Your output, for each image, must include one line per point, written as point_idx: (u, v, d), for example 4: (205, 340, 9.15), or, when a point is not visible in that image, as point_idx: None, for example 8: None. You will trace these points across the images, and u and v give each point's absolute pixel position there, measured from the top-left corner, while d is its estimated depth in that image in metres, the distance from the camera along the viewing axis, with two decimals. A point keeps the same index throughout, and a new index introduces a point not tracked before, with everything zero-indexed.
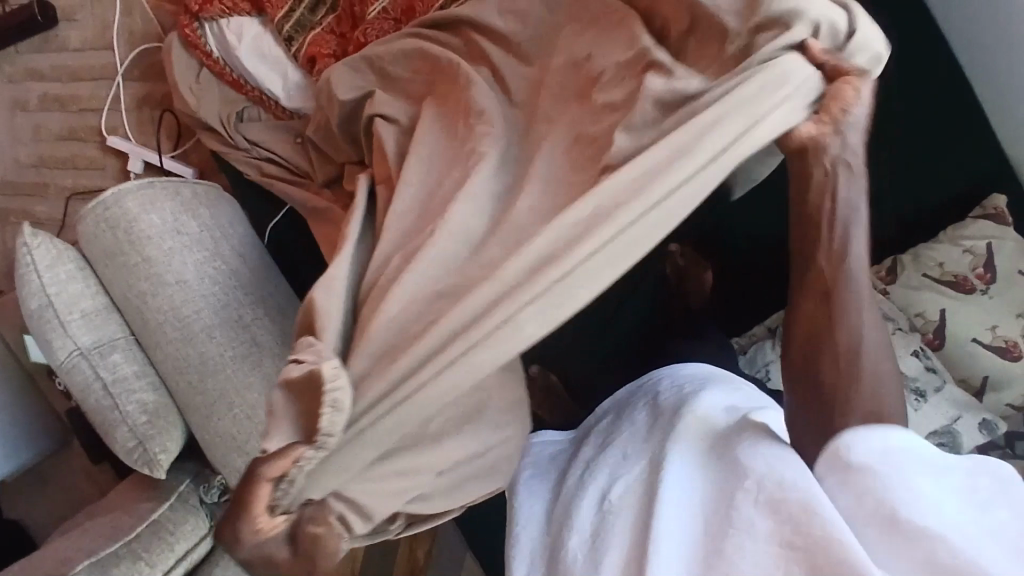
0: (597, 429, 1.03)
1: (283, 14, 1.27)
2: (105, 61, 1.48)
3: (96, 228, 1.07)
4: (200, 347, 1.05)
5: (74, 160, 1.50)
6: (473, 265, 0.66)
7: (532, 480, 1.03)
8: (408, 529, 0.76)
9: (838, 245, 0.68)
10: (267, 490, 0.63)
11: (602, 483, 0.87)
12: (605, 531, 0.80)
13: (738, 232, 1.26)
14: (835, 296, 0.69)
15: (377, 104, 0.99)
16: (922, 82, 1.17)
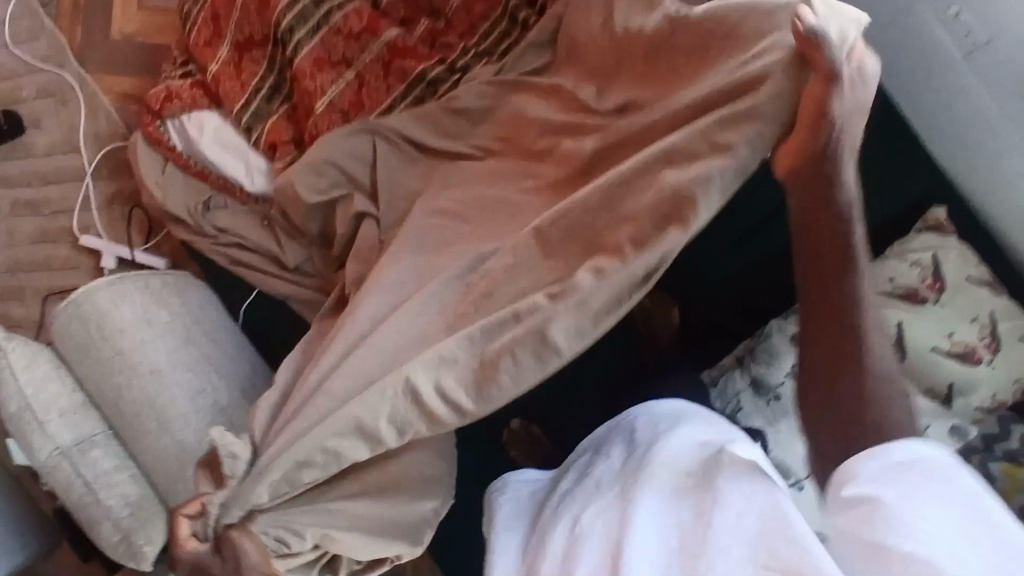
0: (575, 464, 1.01)
1: (241, 106, 1.33)
2: (74, 163, 1.53)
3: (70, 325, 1.10)
4: (178, 436, 1.07)
5: (48, 261, 1.52)
6: (392, 358, 0.86)
7: (509, 514, 1.02)
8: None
9: (842, 242, 0.74)
10: (184, 524, 0.90)
11: (576, 510, 0.88)
12: (577, 552, 0.80)
13: (706, 263, 1.27)
14: (838, 302, 0.75)
15: (358, 205, 1.22)
16: None
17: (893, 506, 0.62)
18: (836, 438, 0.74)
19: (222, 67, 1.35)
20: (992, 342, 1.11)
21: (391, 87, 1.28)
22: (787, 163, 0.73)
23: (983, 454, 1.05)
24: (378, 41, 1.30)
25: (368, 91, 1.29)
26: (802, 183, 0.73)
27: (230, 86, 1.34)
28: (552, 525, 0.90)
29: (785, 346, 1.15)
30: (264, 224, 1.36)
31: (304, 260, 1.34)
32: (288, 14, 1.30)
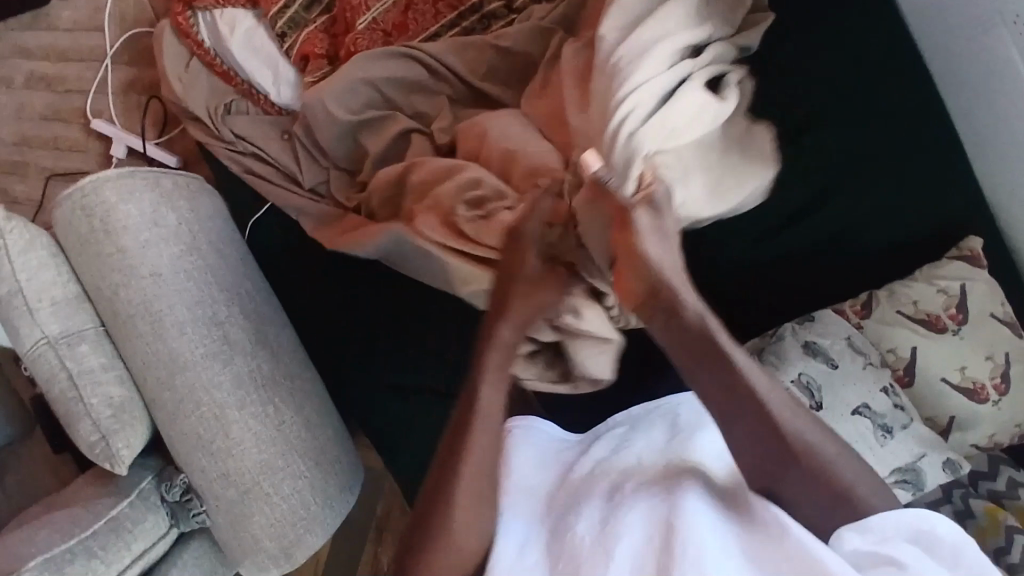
0: (607, 430, 0.98)
1: (278, 10, 1.26)
2: (95, 43, 1.46)
3: (71, 214, 1.06)
4: (171, 343, 1.05)
5: (57, 141, 1.47)
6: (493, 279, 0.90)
7: (533, 467, 0.96)
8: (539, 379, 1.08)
9: (726, 354, 0.79)
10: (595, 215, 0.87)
11: (614, 483, 0.87)
12: (619, 524, 0.79)
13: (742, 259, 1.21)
14: (740, 390, 0.79)
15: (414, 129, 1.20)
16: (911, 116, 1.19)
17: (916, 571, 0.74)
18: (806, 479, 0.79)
19: None
20: (1001, 382, 1.09)
21: (440, 15, 1.22)
22: (631, 301, 0.80)
23: (968, 487, 1.12)
24: None
25: (415, 15, 1.22)
26: (660, 322, 0.79)
27: None
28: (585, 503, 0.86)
29: (794, 352, 1.11)
30: (284, 137, 1.31)
31: (321, 182, 1.30)
32: None
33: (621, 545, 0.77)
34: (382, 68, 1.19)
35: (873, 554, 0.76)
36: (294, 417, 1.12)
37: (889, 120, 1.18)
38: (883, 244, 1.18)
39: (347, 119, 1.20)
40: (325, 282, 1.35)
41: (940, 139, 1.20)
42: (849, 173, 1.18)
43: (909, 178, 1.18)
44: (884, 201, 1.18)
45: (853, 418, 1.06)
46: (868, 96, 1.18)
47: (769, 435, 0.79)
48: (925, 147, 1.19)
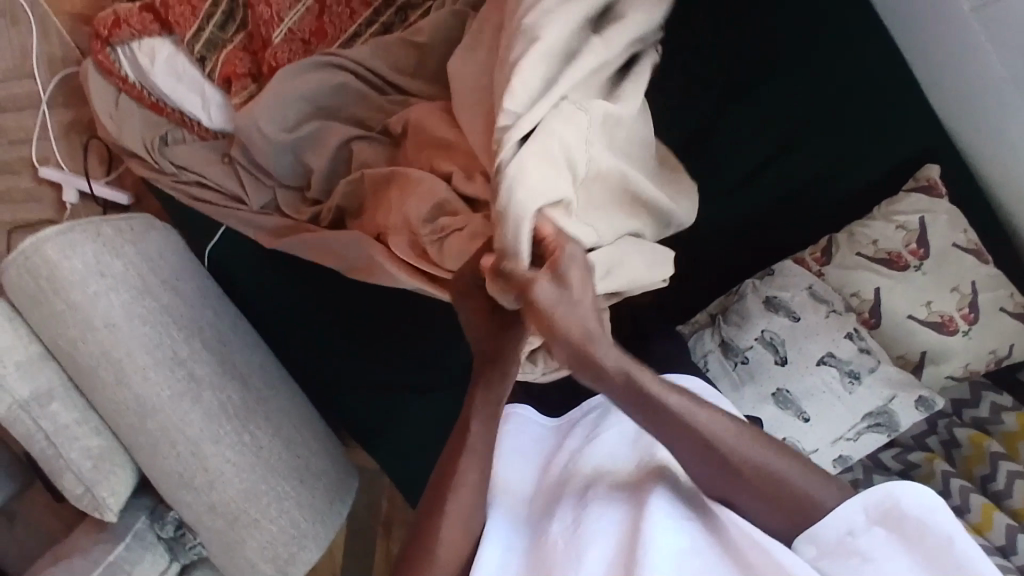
0: (579, 423, 0.94)
1: (194, 34, 1.23)
2: (27, 89, 1.44)
3: (17, 276, 1.05)
4: (136, 390, 1.06)
5: (8, 193, 1.46)
6: None
7: (508, 470, 0.91)
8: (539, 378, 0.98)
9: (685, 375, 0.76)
10: None
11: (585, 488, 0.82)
12: (586, 538, 0.75)
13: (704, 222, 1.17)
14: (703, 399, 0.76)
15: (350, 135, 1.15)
16: (855, 48, 1.15)
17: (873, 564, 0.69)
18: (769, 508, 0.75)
19: None
20: (970, 312, 1.07)
21: (356, 13, 1.18)
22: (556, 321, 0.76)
23: (953, 418, 1.17)
24: None
25: (330, 18, 1.18)
26: (619, 394, 0.75)
27: (181, 11, 1.22)
28: (558, 512, 0.81)
29: (755, 309, 1.10)
30: (225, 160, 1.29)
31: (268, 200, 1.29)
32: None
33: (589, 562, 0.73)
34: (306, 78, 1.16)
35: (836, 548, 0.72)
36: (271, 439, 1.15)
37: (829, 51, 1.14)
38: (838, 181, 1.16)
39: (284, 137, 1.17)
40: (288, 298, 1.34)
41: (891, 62, 1.15)
42: (792, 119, 1.15)
43: (856, 110, 1.15)
44: (832, 137, 1.15)
45: (818, 369, 1.05)
46: (804, 31, 1.14)
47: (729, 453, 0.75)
48: (872, 72, 1.15)
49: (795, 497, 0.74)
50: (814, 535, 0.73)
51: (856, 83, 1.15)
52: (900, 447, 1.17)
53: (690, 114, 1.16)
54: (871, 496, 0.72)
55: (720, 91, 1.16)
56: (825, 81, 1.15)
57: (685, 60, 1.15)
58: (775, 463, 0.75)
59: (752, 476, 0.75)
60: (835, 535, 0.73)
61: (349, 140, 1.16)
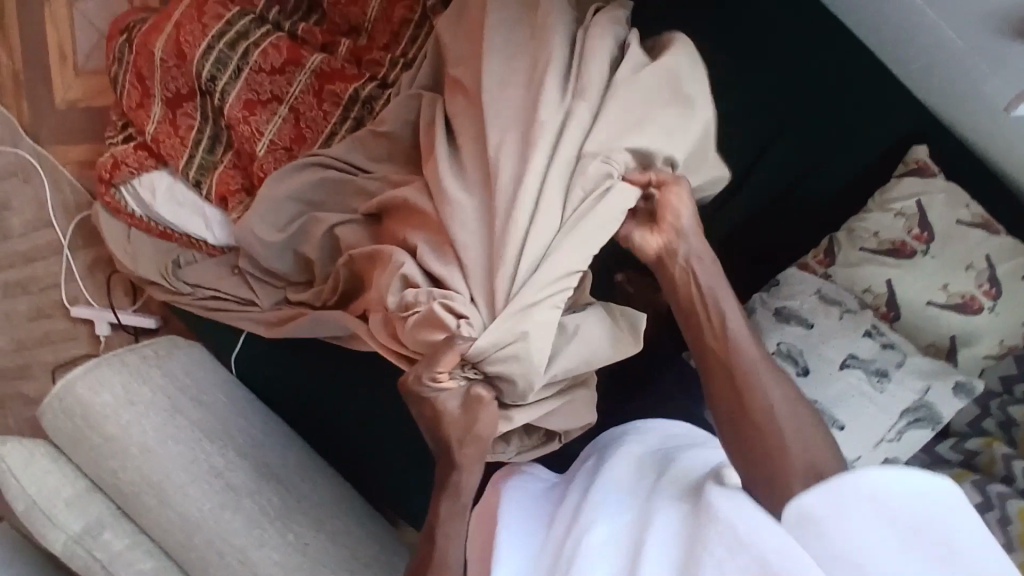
0: (582, 472, 0.96)
1: (186, 162, 1.28)
2: (50, 238, 1.54)
3: (56, 419, 1.11)
4: (178, 507, 1.10)
5: (49, 336, 1.56)
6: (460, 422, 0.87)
7: (519, 496, 0.96)
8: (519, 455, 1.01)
9: (717, 325, 0.85)
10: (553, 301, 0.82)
11: (585, 517, 0.82)
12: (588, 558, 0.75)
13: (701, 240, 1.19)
14: (735, 359, 0.85)
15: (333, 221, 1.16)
16: (818, 47, 1.14)
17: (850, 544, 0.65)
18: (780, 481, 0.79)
19: (157, 126, 1.28)
20: (991, 287, 1.03)
21: (329, 113, 1.21)
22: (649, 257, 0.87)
23: (1006, 398, 1.09)
24: (303, 71, 1.20)
25: (307, 121, 1.22)
26: (677, 279, 0.86)
27: (171, 144, 1.28)
28: (566, 526, 0.84)
29: (768, 323, 1.07)
30: (234, 272, 1.35)
31: (278, 299, 1.32)
32: (206, 62, 1.20)
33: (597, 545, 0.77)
34: (292, 181, 1.20)
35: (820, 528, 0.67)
36: (316, 536, 1.16)
37: (796, 59, 1.14)
38: (827, 177, 1.15)
39: (276, 239, 1.21)
40: (313, 392, 1.37)
41: (859, 59, 1.14)
42: (772, 125, 1.15)
43: (834, 108, 1.14)
44: (813, 136, 1.15)
45: (843, 373, 1.02)
46: (767, 41, 1.14)
47: (740, 394, 0.84)
48: (843, 70, 1.14)
49: (792, 441, 0.81)
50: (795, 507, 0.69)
51: (830, 83, 1.14)
52: (954, 436, 1.12)
53: None
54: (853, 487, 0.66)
55: None
56: (799, 86, 1.14)
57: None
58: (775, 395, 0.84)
59: (754, 409, 0.83)
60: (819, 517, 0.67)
61: (332, 226, 1.17)
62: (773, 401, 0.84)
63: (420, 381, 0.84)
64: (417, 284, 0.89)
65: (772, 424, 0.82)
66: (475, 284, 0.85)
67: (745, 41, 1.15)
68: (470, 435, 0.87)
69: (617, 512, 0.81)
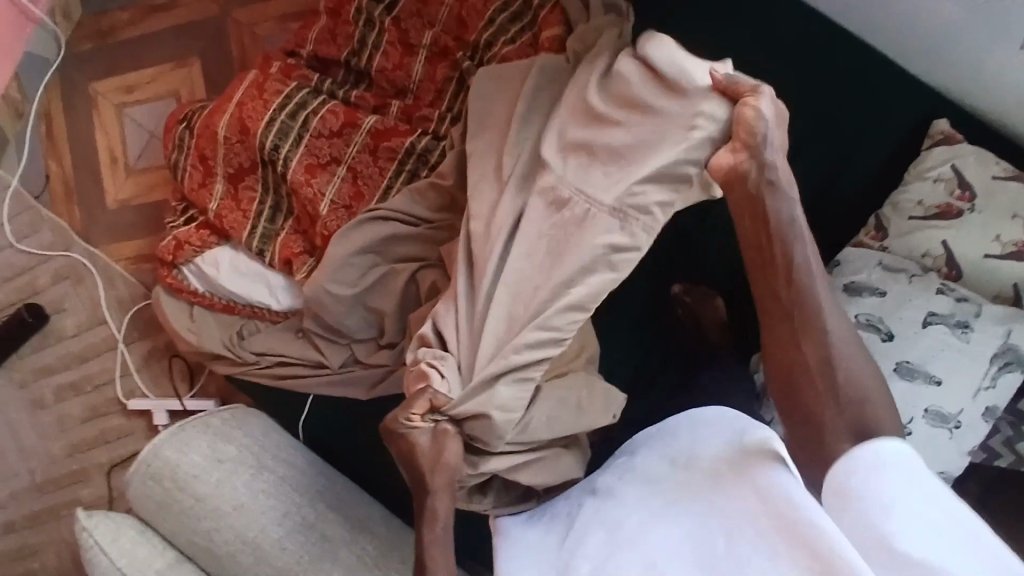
0: (599, 476, 0.92)
1: (248, 233, 1.34)
2: (104, 334, 1.55)
3: (145, 486, 1.09)
4: (278, 562, 1.06)
5: (104, 435, 1.54)
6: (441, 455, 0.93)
7: (525, 529, 0.93)
8: (496, 510, 1.02)
9: (782, 255, 0.83)
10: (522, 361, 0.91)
11: (610, 525, 0.81)
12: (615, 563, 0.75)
13: None
14: (795, 282, 0.82)
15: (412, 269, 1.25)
16: (829, 50, 1.24)
17: (874, 501, 0.67)
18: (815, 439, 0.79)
19: (221, 202, 1.36)
20: None
21: (385, 169, 1.29)
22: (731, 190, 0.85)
23: None
24: (359, 131, 1.29)
25: (364, 179, 1.29)
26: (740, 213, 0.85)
27: (234, 217, 1.35)
28: (589, 536, 0.82)
29: (840, 300, 1.11)
30: (299, 336, 1.36)
31: (347, 357, 1.34)
32: (269, 134, 1.29)
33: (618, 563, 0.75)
34: (357, 235, 1.26)
35: (846, 488, 0.71)
36: None
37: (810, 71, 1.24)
38: (856, 175, 1.23)
39: (351, 292, 1.26)
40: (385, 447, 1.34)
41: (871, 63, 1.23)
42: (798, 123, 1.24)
43: (852, 104, 1.23)
44: (836, 137, 1.24)
45: (928, 330, 1.05)
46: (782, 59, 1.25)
47: (790, 319, 0.83)
48: (855, 68, 1.23)
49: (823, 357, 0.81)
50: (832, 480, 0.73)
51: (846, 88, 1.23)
52: None
53: None
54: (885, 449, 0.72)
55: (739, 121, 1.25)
56: (817, 94, 1.24)
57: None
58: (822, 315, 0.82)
59: (804, 333, 0.82)
60: (846, 476, 0.72)
61: (413, 273, 1.25)
62: (829, 330, 0.82)
63: (395, 420, 0.93)
64: (429, 342, 0.98)
65: (823, 347, 0.81)
66: (466, 348, 0.95)
67: (758, 55, 1.25)
68: (440, 465, 0.92)
69: (635, 519, 0.79)
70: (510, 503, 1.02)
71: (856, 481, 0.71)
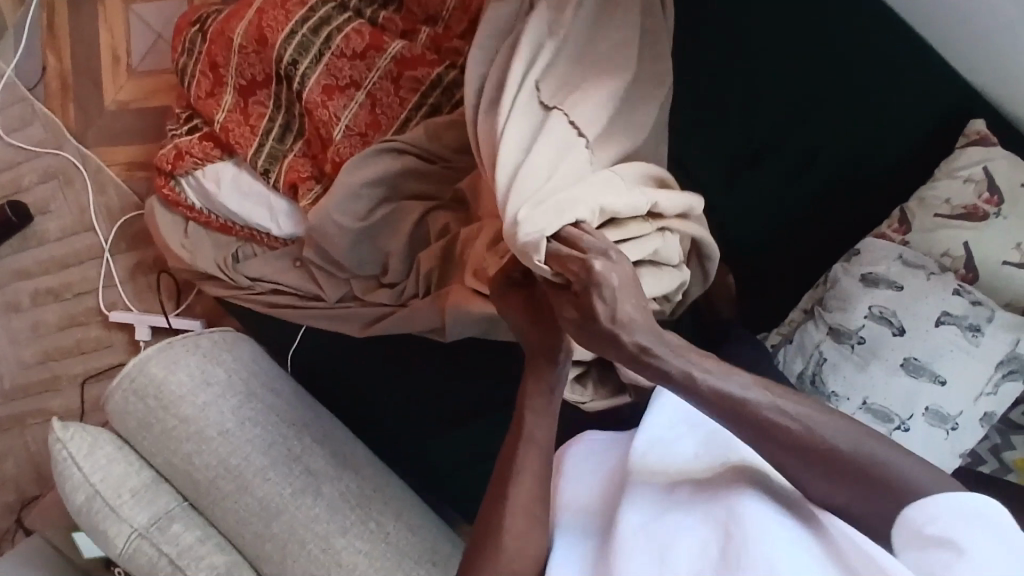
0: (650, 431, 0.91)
1: (255, 151, 1.28)
2: (89, 242, 1.49)
3: (126, 402, 1.05)
4: (257, 493, 1.04)
5: (79, 345, 1.49)
6: None
7: (579, 475, 0.93)
8: (591, 403, 1.03)
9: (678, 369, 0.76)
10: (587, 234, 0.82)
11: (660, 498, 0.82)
12: (667, 537, 0.77)
13: (776, 208, 1.24)
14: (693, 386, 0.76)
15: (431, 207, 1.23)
16: (882, 30, 1.19)
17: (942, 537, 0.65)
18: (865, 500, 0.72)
19: (228, 114, 1.30)
20: None
21: (405, 100, 1.24)
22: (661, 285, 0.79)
23: None
24: (383, 56, 1.23)
25: (383, 108, 1.24)
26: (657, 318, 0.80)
27: (241, 132, 1.29)
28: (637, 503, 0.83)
29: (856, 290, 1.10)
30: (297, 265, 1.32)
31: (345, 292, 1.31)
32: (288, 47, 1.23)
33: (669, 532, 0.77)
34: (369, 168, 1.21)
35: (924, 537, 0.67)
36: (395, 525, 1.10)
37: (861, 48, 1.18)
38: (884, 162, 1.21)
39: (357, 226, 1.22)
40: (372, 387, 1.32)
41: (927, 51, 1.19)
42: (836, 105, 1.20)
43: (895, 90, 1.20)
44: (872, 122, 1.21)
45: (940, 330, 1.04)
46: (841, 30, 1.18)
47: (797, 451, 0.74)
48: (901, 55, 1.19)
49: (847, 469, 0.72)
50: (901, 524, 0.69)
51: (900, 74, 1.19)
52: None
53: (740, 128, 1.22)
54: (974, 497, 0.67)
55: (775, 96, 1.21)
56: (865, 75, 1.19)
57: (718, 86, 1.22)
58: (822, 434, 0.73)
59: (824, 450, 0.73)
60: (924, 522, 0.68)
61: (426, 212, 1.23)
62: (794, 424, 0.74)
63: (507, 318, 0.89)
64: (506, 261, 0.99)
65: (852, 462, 0.72)
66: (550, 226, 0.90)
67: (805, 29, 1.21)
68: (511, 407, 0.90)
69: (687, 497, 0.80)
70: (608, 396, 1.02)
71: (929, 526, 0.67)
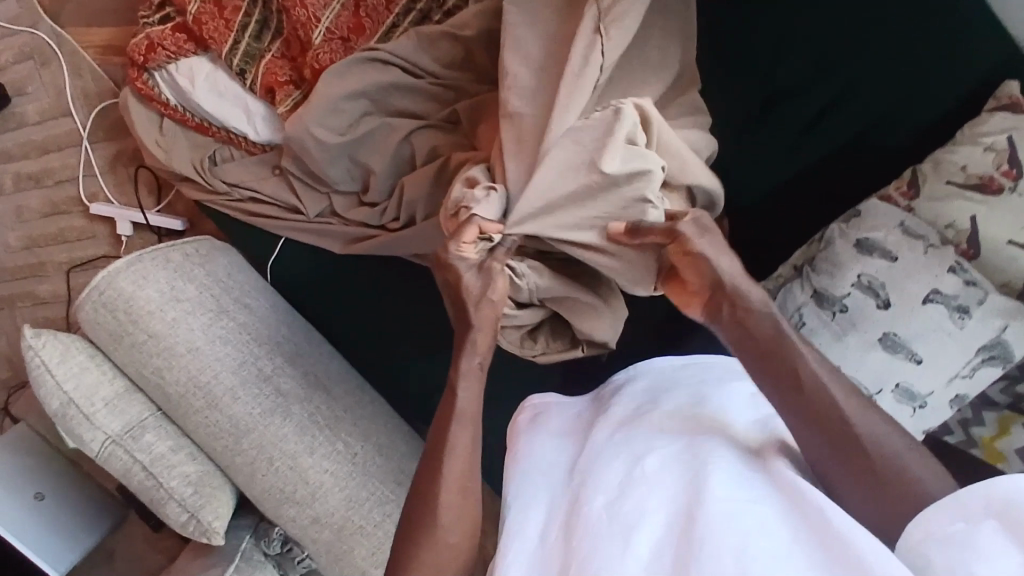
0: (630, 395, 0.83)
1: (230, 48, 1.20)
2: (68, 128, 1.43)
3: (96, 314, 1.06)
4: (227, 410, 1.07)
5: (62, 234, 1.46)
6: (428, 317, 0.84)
7: (559, 436, 0.83)
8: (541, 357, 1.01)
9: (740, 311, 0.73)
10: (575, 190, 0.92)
11: (633, 452, 0.71)
12: (633, 494, 0.66)
13: (765, 171, 1.13)
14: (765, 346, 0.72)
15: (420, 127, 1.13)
16: None
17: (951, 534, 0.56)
18: (864, 486, 0.66)
19: (201, 4, 1.21)
20: None
21: (392, 3, 1.13)
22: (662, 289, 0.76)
23: None
24: None
25: (367, 12, 1.13)
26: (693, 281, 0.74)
27: (215, 26, 1.20)
28: (603, 459, 0.72)
29: (846, 255, 1.06)
30: (275, 173, 1.27)
31: (324, 208, 1.25)
32: None
33: (633, 506, 0.64)
34: (352, 78, 1.12)
35: (942, 534, 0.56)
36: (364, 445, 1.12)
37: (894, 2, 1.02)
38: (897, 131, 1.08)
39: (338, 140, 1.13)
40: (350, 304, 1.30)
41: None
42: (857, 60, 1.06)
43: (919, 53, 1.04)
44: (894, 86, 1.05)
45: (926, 308, 1.01)
46: None
47: (801, 410, 0.69)
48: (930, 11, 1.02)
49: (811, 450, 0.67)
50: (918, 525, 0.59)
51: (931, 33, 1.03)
52: None
53: (750, 70, 1.10)
54: (998, 482, 0.55)
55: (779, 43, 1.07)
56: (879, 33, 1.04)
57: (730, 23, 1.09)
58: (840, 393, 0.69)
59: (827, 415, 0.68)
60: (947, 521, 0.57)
61: (410, 132, 1.14)
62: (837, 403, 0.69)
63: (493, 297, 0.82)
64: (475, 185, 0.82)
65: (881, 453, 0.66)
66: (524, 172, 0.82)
67: None
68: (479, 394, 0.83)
69: (660, 453, 0.70)
70: (567, 348, 1.00)
71: (948, 524, 0.56)
